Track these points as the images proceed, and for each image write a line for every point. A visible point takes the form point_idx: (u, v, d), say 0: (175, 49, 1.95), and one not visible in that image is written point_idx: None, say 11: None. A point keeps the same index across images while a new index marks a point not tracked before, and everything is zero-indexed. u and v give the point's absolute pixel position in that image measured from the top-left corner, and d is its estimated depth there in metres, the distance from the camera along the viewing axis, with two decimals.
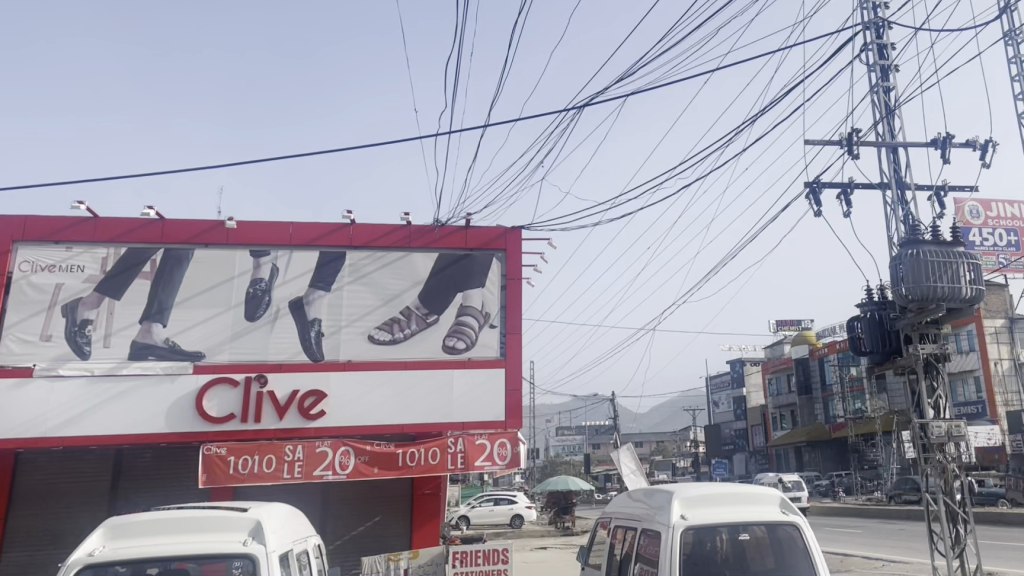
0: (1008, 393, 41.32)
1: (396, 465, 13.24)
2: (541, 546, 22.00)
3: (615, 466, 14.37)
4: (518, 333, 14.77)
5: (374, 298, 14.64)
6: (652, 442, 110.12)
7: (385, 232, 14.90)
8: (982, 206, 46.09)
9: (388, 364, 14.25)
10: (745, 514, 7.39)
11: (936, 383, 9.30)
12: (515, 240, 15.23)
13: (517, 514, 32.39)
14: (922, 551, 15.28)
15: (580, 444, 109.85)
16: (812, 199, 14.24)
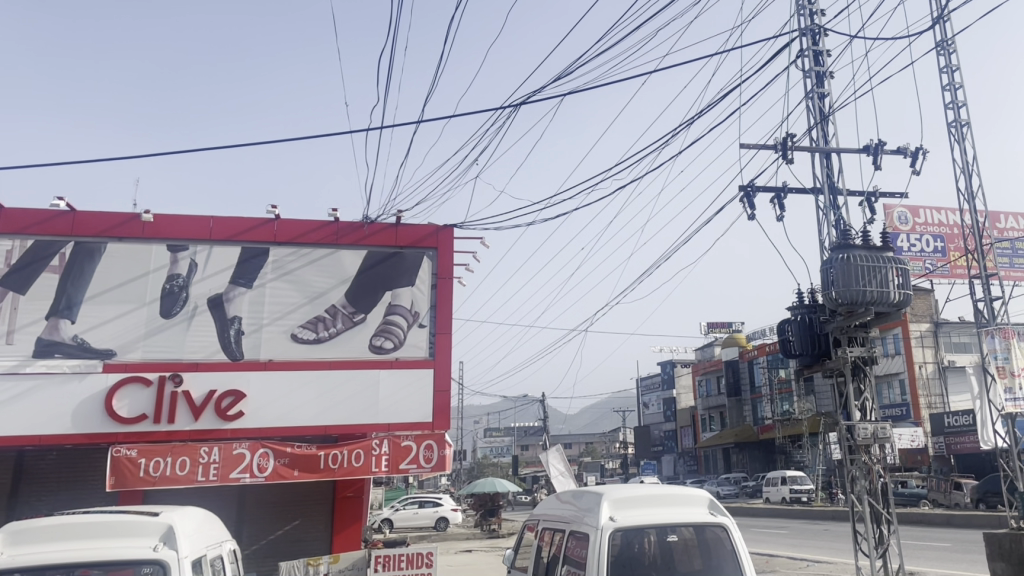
0: (931, 396, 42.48)
1: (317, 468, 12.99)
2: (467, 549, 21.98)
3: (544, 467, 14.42)
4: (448, 332, 14.66)
5: (298, 296, 14.39)
6: (582, 443, 110.98)
7: (310, 228, 14.67)
8: (911, 212, 47.11)
9: (311, 364, 14.02)
10: (676, 516, 7.38)
11: (863, 385, 9.41)
12: (446, 238, 15.11)
13: (442, 516, 32.37)
14: (841, 551, 15.64)
15: (508, 446, 110.11)
16: (747, 203, 14.32)
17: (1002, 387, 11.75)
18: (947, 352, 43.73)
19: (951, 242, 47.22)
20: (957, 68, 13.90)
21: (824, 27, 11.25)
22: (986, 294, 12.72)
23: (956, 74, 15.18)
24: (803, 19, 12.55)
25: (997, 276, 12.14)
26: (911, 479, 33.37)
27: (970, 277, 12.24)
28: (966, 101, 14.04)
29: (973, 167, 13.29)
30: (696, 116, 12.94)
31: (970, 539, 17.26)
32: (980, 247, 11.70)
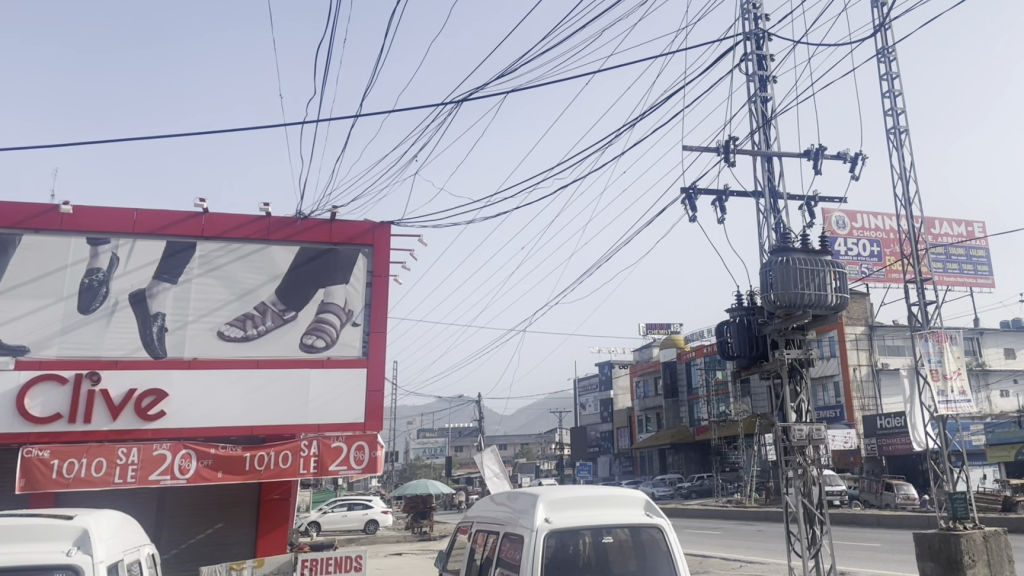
0: (865, 398, 43.38)
1: (242, 469, 12.79)
2: (396, 551, 21.87)
3: (479, 468, 14.39)
4: (382, 331, 14.53)
5: (225, 292, 14.13)
6: (516, 443, 111.23)
7: (240, 223, 14.40)
8: (848, 217, 48.03)
9: (238, 363, 13.79)
10: (612, 517, 7.35)
11: (799, 387, 9.49)
12: (382, 236, 14.97)
13: (372, 519, 32.17)
14: (773, 552, 15.90)
15: (442, 446, 109.76)
16: (688, 205, 14.40)
17: (934, 389, 12.03)
18: (881, 354, 44.77)
19: (886, 247, 48.29)
20: (897, 76, 14.09)
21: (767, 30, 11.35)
22: (918, 298, 12.96)
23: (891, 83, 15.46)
24: (748, 23, 12.65)
25: (931, 281, 12.33)
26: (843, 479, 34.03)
27: (905, 282, 12.42)
28: (905, 108, 14.26)
29: (910, 173, 13.52)
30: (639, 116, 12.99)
31: (896, 539, 17.69)
32: (916, 251, 11.86)
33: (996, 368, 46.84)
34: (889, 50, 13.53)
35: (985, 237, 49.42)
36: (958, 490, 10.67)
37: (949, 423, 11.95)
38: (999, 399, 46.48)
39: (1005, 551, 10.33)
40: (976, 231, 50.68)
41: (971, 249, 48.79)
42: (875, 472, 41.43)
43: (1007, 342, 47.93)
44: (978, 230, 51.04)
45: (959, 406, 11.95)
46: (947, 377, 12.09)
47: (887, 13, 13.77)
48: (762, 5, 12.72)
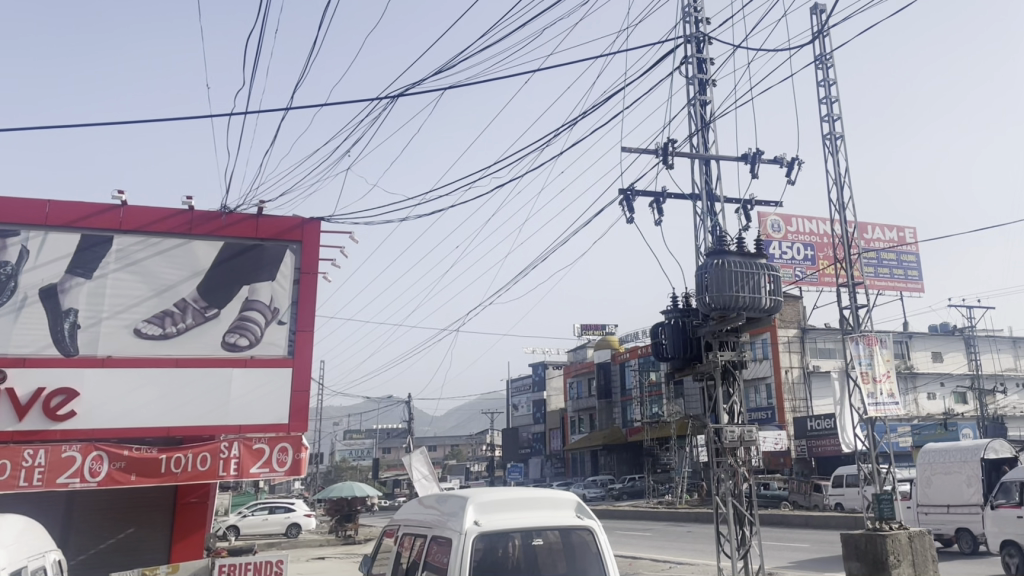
0: (796, 400, 44.18)
1: (157, 472, 12.46)
2: (319, 556, 21.59)
3: (406, 470, 14.27)
4: (309, 330, 14.38)
5: (144, 289, 13.80)
6: (444, 445, 111.12)
7: (161, 217, 14.09)
8: (784, 220, 48.89)
9: (156, 361, 13.48)
10: (541, 519, 7.28)
11: (732, 390, 9.58)
12: (311, 232, 14.83)
13: (294, 522, 31.84)
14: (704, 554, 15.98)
15: (367, 448, 108.90)
16: (626, 206, 14.43)
17: (865, 391, 12.26)
18: (812, 357, 45.80)
19: (820, 251, 49.25)
20: (834, 82, 14.31)
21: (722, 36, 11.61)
22: (850, 302, 13.22)
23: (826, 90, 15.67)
24: (688, 27, 12.75)
25: (863, 285, 12.51)
26: (772, 480, 34.75)
27: (837, 285, 12.59)
28: (841, 116, 14.46)
29: (845, 179, 13.74)
30: (579, 116, 12.97)
31: (825, 540, 18.07)
32: (848, 255, 12.04)
33: (924, 371, 48.11)
34: (827, 56, 13.73)
35: (915, 243, 50.77)
36: (884, 491, 10.89)
37: (878, 425, 12.12)
38: (926, 401, 47.76)
39: (929, 552, 10.57)
40: (907, 237, 52.08)
41: (902, 254, 50.09)
42: (804, 474, 41.98)
43: (934, 345, 49.35)
44: (909, 237, 52.47)
45: (889, 409, 12.19)
46: (877, 379, 12.33)
47: (825, 21, 13.98)
48: (703, 9, 12.82)
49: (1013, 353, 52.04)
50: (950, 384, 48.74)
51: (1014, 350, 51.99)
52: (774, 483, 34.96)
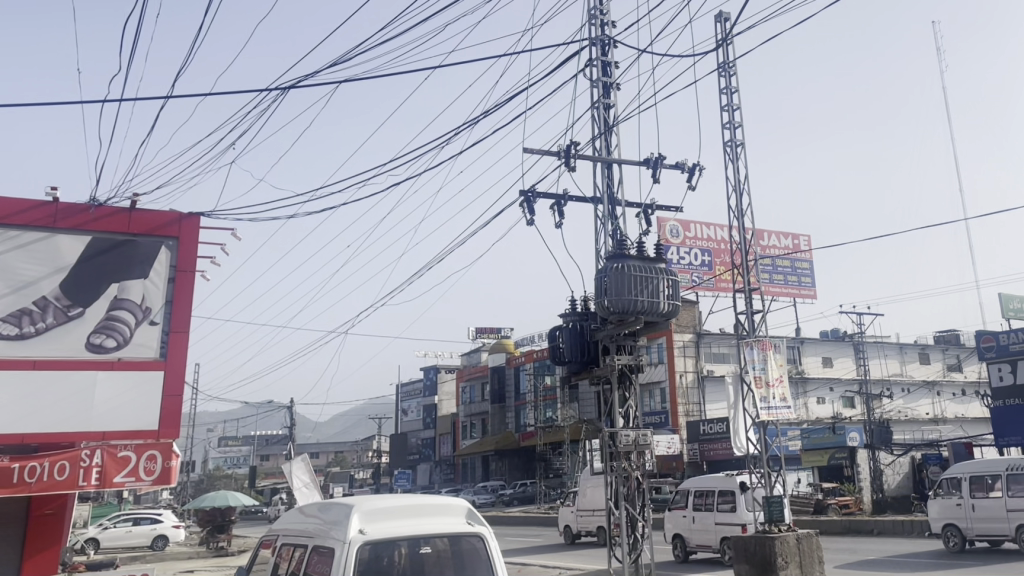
0: (689, 404, 45.15)
1: (11, 482, 12.71)
2: (190, 568, 21.26)
3: (286, 478, 14.57)
4: (183, 332, 15.49)
5: (3, 285, 14.56)
6: (329, 452, 109.49)
7: (26, 209, 14.90)
8: (682, 226, 49.89)
9: (17, 361, 14.28)
10: (428, 526, 6.91)
11: (628, 393, 9.57)
12: (186, 229, 15.96)
13: (161, 534, 30.93)
14: (583, 560, 16.27)
15: (245, 457, 106.08)
16: (528, 208, 14.39)
17: (758, 396, 12.48)
18: (708, 362, 46.66)
19: (716, 257, 50.43)
20: (736, 92, 14.49)
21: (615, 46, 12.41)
22: (746, 308, 13.47)
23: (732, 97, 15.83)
24: (594, 30, 12.81)
25: (760, 291, 12.65)
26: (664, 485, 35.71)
27: (735, 292, 12.74)
28: (743, 125, 14.64)
29: (744, 186, 13.90)
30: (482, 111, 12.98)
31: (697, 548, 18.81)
32: (745, 262, 12.16)
33: (814, 376, 49.96)
34: (729, 65, 13.89)
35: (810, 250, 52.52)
36: (775, 495, 11.22)
37: (770, 429, 12.39)
38: (815, 405, 49.55)
39: (815, 553, 10.83)
40: (802, 244, 53.80)
41: (797, 261, 51.81)
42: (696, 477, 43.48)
43: (825, 350, 51.21)
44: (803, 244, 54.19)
45: (781, 412, 12.48)
46: (770, 384, 12.56)
47: (729, 30, 14.18)
48: (609, 11, 12.88)
49: (899, 359, 54.28)
50: (839, 389, 50.73)
51: (900, 355, 54.25)
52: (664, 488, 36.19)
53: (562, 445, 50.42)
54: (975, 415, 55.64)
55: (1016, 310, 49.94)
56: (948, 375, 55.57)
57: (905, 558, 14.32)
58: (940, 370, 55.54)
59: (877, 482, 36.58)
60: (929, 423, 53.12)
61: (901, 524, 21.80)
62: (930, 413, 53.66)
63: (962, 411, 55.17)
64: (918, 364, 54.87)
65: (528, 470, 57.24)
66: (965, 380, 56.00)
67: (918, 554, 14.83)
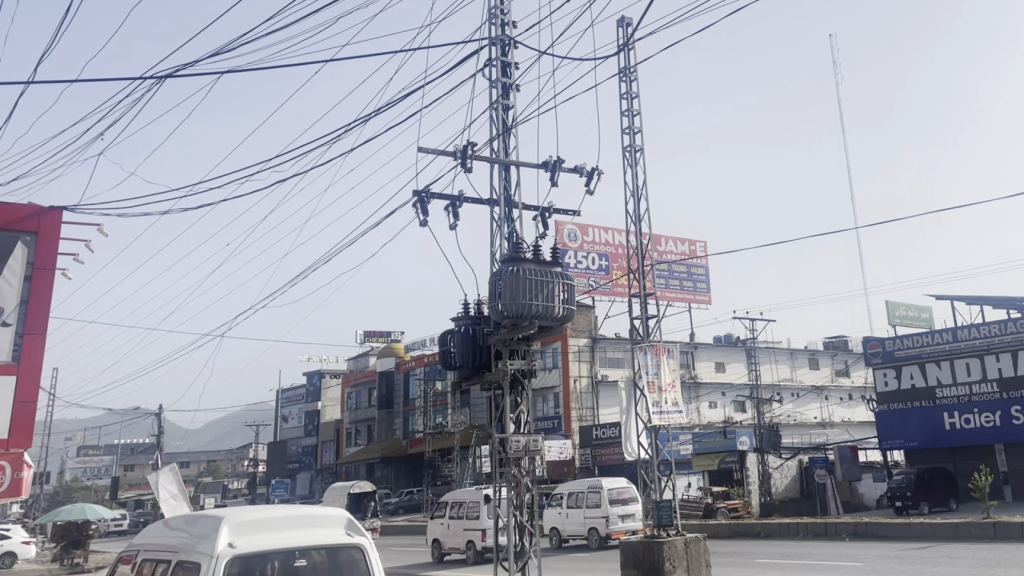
0: (582, 408, 45.76)
1: None
2: None
3: (153, 489, 14.01)
4: (38, 334, 16.16)
5: None
6: (200, 461, 106.61)
7: None
8: (580, 230, 50.49)
9: None
10: (304, 538, 6.66)
11: (520, 399, 9.53)
12: (45, 225, 16.63)
13: (8, 551, 29.52)
14: None
15: (107, 467, 102.15)
16: (422, 208, 14.35)
17: (650, 401, 12.80)
18: (601, 367, 47.38)
19: (613, 261, 51.19)
20: (635, 98, 14.61)
21: (514, 46, 12.41)
22: (640, 311, 13.66)
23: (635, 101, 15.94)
24: (494, 29, 12.82)
25: (654, 296, 12.82)
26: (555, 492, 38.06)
27: (631, 296, 12.81)
28: (642, 131, 14.76)
29: (642, 192, 14.01)
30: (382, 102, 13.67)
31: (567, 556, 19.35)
32: (641, 267, 12.24)
33: (707, 381, 51.16)
34: (630, 70, 14.00)
35: (705, 256, 53.85)
36: (665, 500, 11.57)
37: (661, 434, 12.85)
38: (708, 410, 50.86)
39: (703, 556, 11.37)
40: (698, 250, 55.09)
41: (693, 267, 52.97)
42: None
43: (718, 355, 52.56)
44: (699, 250, 55.46)
45: (672, 417, 12.87)
46: (663, 389, 12.92)
47: (631, 34, 14.29)
48: (509, 12, 12.92)
49: (790, 364, 56.06)
50: (731, 394, 52.26)
51: (791, 361, 56.04)
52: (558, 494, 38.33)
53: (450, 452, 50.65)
54: (860, 419, 58.28)
55: (901, 316, 52.27)
56: (836, 380, 57.84)
57: (789, 559, 14.84)
58: (829, 375, 57.69)
59: (765, 486, 37.82)
60: (816, 427, 55.23)
61: (786, 525, 22.58)
62: (818, 418, 55.75)
63: (848, 415, 57.65)
64: (808, 369, 56.77)
65: (414, 477, 57.35)
66: (851, 385, 58.47)
67: (802, 555, 15.35)
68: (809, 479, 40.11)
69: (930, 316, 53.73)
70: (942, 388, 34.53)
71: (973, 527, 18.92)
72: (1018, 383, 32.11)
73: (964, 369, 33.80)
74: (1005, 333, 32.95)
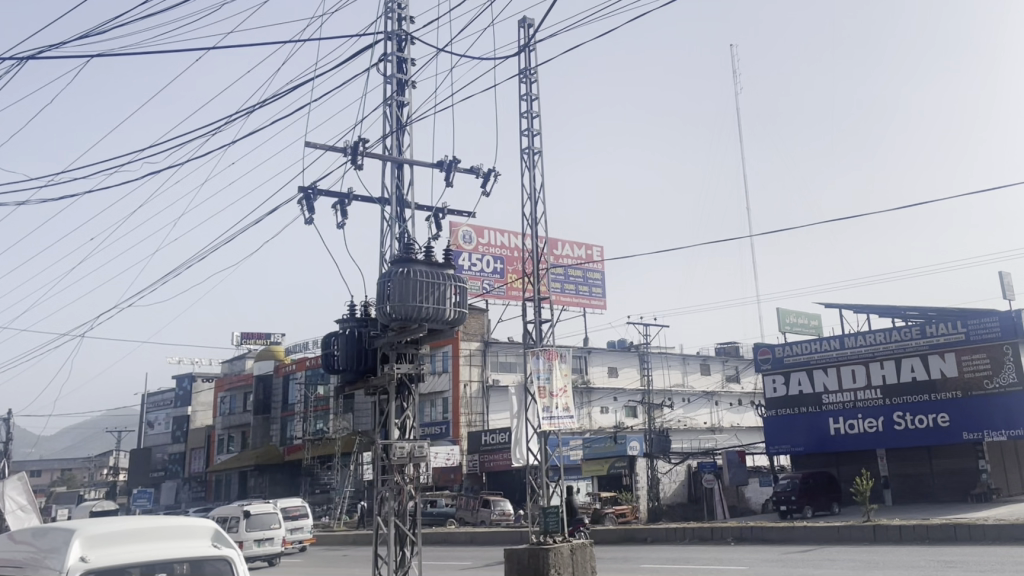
0: (472, 414, 45.84)
1: None
2: None
3: None
4: None
5: None
6: (53, 470, 101.43)
7: None
8: (475, 232, 50.52)
9: None
10: (166, 551, 6.32)
11: (405, 404, 9.56)
12: None
13: None
14: None
15: None
16: (309, 204, 14.16)
17: (540, 406, 12.80)
18: (492, 371, 47.39)
19: (508, 264, 51.37)
20: (535, 99, 14.54)
21: (407, 38, 12.38)
22: (533, 316, 13.62)
23: (536, 102, 15.88)
24: (391, 23, 12.76)
25: (549, 301, 12.65)
26: (439, 499, 38.84)
27: (524, 300, 12.67)
28: (541, 132, 14.68)
29: (538, 195, 13.93)
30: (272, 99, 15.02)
31: (445, 564, 19.29)
32: (536, 270, 12.07)
33: (599, 386, 51.94)
34: (530, 71, 13.91)
35: (600, 261, 54.54)
36: (552, 506, 12.25)
37: (550, 439, 12.86)
38: (599, 414, 51.62)
39: (588, 561, 12.01)
40: (594, 254, 55.72)
41: (589, 271, 53.59)
42: (473, 489, 44.56)
43: (611, 360, 53.37)
44: (596, 254, 56.17)
45: (560, 422, 12.80)
46: (553, 394, 12.92)
47: (533, 35, 14.25)
48: (407, 8, 12.91)
49: (681, 369, 57.31)
50: (623, 399, 53.15)
51: (682, 366, 57.32)
52: (442, 500, 39.03)
53: (330, 458, 50.48)
54: (749, 424, 60.11)
55: (791, 323, 53.97)
56: (726, 386, 59.46)
57: (678, 564, 14.99)
58: (719, 380, 59.27)
59: (654, 491, 39.56)
60: (705, 432, 56.71)
61: (673, 531, 22.86)
62: (707, 422, 57.22)
63: (737, 420, 59.36)
64: (699, 374, 58.15)
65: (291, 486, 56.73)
66: (741, 391, 60.12)
67: (692, 559, 15.59)
68: (697, 484, 41.67)
69: (818, 323, 55.78)
70: (828, 395, 35.90)
71: (853, 530, 19.71)
72: (900, 389, 33.62)
73: (850, 376, 35.23)
74: (890, 340, 34.33)
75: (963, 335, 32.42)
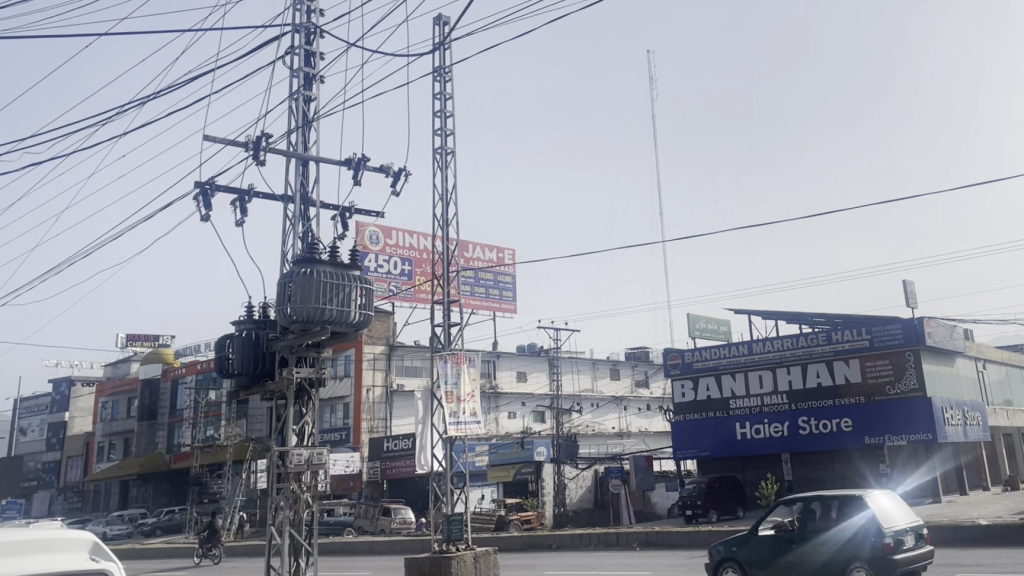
0: (374, 419, 45.52)
1: None
2: None
3: None
4: None
5: None
6: None
7: None
8: (383, 233, 50.05)
9: None
10: (45, 565, 5.88)
11: (304, 409, 9.41)
12: None
13: None
14: None
15: None
16: (207, 200, 13.77)
17: (448, 410, 12.78)
18: (397, 375, 47.07)
19: (417, 266, 51.08)
20: (450, 99, 14.36)
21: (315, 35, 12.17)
22: (442, 319, 13.52)
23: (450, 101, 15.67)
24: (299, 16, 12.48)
25: (459, 305, 12.44)
26: (337, 507, 38.38)
27: (434, 304, 12.52)
28: (456, 132, 14.52)
29: (450, 195, 13.78)
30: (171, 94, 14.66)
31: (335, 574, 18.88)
32: (447, 274, 11.97)
33: (507, 391, 52.11)
34: (444, 70, 13.76)
35: (512, 265, 54.74)
36: (455, 513, 12.19)
37: (457, 445, 12.86)
38: (506, 420, 51.78)
39: (490, 564, 12.23)
40: (505, 258, 55.93)
41: (499, 275, 53.79)
42: (373, 496, 43.85)
43: (520, 365, 53.59)
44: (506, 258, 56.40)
45: (468, 427, 12.83)
46: (461, 399, 12.92)
47: (448, 34, 14.10)
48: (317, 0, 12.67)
49: (591, 375, 57.94)
50: (531, 404, 53.34)
51: (592, 371, 57.92)
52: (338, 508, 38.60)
53: (221, 466, 49.45)
54: (656, 429, 61.15)
55: (701, 329, 55.10)
56: (635, 391, 60.35)
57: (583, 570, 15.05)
58: (629, 385, 60.12)
59: (561, 497, 40.08)
60: (613, 437, 57.43)
61: (582, 535, 22.99)
62: (616, 427, 58.00)
63: (646, 425, 60.34)
64: (608, 380, 58.89)
65: (176, 495, 55.62)
66: (649, 395, 61.17)
67: (596, 565, 15.66)
68: (603, 488, 42.43)
69: (727, 329, 57.18)
70: (736, 400, 36.67)
71: None
72: (806, 394, 34.62)
73: (757, 381, 36.10)
74: (797, 346, 35.29)
75: (868, 341, 33.27)
